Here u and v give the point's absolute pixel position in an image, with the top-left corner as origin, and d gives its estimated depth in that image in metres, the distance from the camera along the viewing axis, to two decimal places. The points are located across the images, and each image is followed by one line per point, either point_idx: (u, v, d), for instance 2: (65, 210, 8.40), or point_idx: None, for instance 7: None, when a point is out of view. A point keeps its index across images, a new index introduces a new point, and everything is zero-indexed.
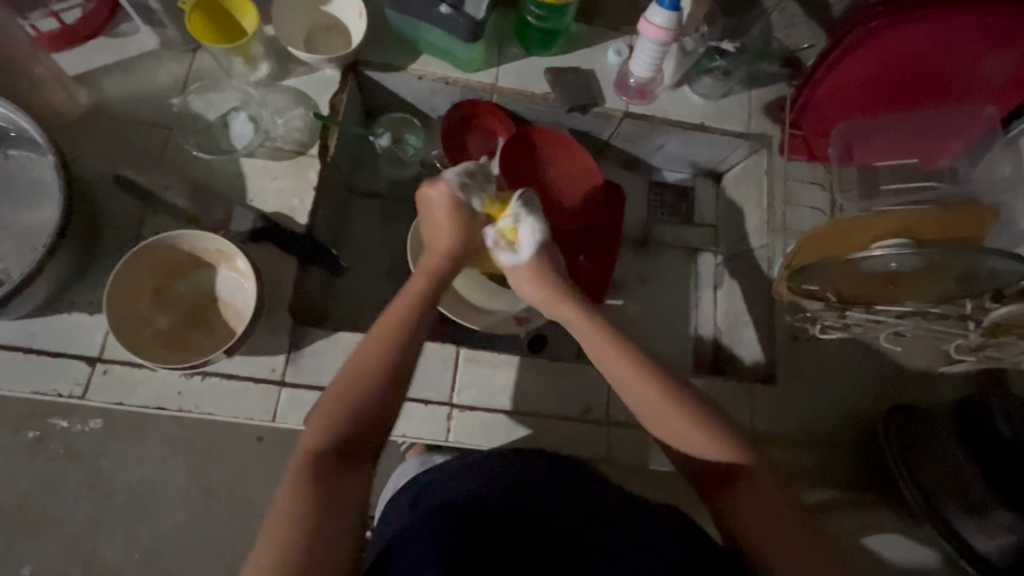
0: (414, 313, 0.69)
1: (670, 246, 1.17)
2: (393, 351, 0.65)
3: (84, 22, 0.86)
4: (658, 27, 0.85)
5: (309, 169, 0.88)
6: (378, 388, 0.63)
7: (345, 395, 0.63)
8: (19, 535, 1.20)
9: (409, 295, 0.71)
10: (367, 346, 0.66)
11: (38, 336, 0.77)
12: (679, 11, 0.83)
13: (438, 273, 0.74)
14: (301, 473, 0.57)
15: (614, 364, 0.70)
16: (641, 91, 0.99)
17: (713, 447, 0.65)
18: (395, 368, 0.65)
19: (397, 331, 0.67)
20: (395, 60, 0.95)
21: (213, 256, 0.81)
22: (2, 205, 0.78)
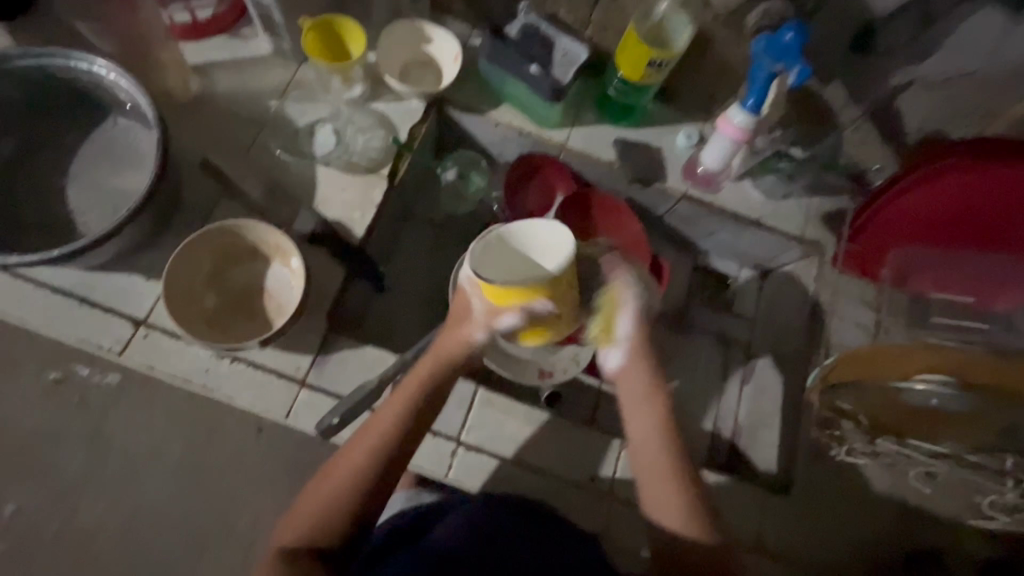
0: (393, 430, 0.72)
1: (703, 331, 1.18)
2: (368, 464, 0.71)
3: (213, 21, 0.93)
4: (735, 125, 0.89)
5: (376, 187, 0.93)
6: (336, 517, 0.69)
7: (317, 511, 0.70)
8: (13, 475, 1.23)
9: (380, 421, 0.72)
10: (341, 468, 0.71)
11: (96, 290, 0.82)
12: (758, 113, 0.87)
13: (431, 392, 0.73)
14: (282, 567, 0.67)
15: (650, 480, 0.73)
16: (706, 180, 1.02)
17: (695, 528, 0.71)
18: (374, 478, 0.71)
19: (363, 469, 0.70)
20: (478, 104, 1.01)
21: (269, 251, 0.85)
22: (93, 165, 0.85)
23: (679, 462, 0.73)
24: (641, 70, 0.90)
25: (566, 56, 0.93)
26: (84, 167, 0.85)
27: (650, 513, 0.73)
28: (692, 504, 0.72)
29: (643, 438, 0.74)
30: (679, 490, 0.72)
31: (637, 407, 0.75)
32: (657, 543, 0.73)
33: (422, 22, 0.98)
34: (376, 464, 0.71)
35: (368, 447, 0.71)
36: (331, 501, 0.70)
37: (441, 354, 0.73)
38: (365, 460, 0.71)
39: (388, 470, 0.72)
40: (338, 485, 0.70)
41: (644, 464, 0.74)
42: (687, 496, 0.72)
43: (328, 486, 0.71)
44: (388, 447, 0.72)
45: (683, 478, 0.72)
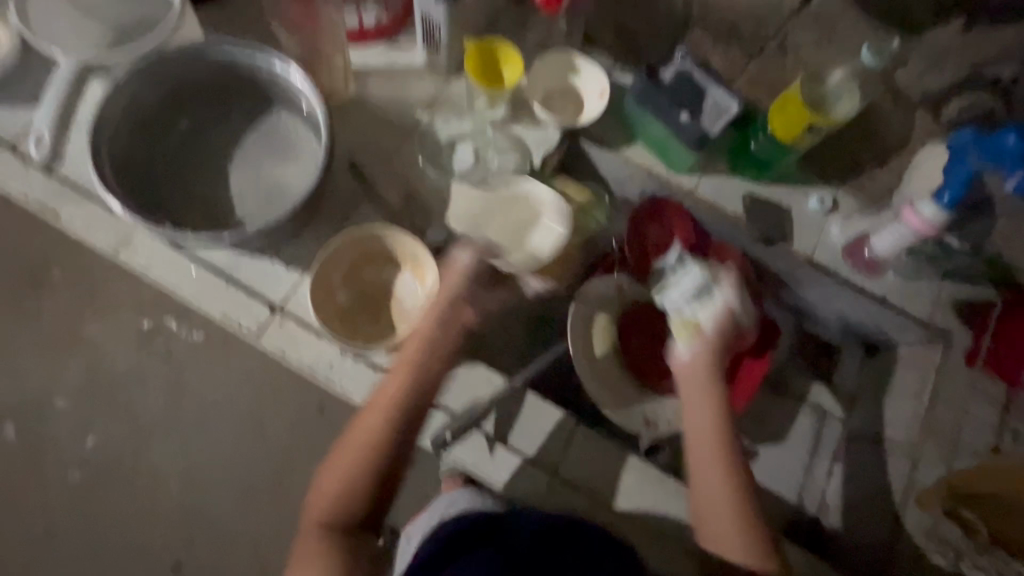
0: (402, 400, 0.72)
1: (798, 397, 1.15)
2: (384, 432, 0.71)
3: (376, 29, 0.97)
4: (922, 219, 0.85)
5: (506, 209, 0.95)
6: (358, 497, 0.70)
7: (339, 489, 0.70)
8: (99, 405, 1.31)
9: (393, 386, 0.73)
10: (356, 441, 0.71)
11: (241, 269, 0.87)
12: (951, 212, 0.83)
13: (434, 361, 0.74)
14: (319, 552, 0.68)
15: (706, 486, 0.74)
16: (871, 266, 0.99)
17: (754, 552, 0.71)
18: (388, 445, 0.71)
19: (374, 448, 0.70)
20: (613, 140, 1.02)
21: (402, 259, 0.88)
22: (252, 150, 0.90)
23: (736, 471, 0.74)
24: (796, 132, 0.87)
25: (717, 106, 0.92)
26: (243, 150, 0.90)
27: (710, 543, 0.73)
28: (745, 514, 0.72)
29: (700, 439, 0.76)
30: (734, 503, 0.72)
31: (702, 407, 0.77)
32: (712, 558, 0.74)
33: (574, 53, 0.99)
34: (388, 438, 0.71)
35: (376, 429, 0.71)
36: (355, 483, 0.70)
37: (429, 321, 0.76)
38: (380, 429, 0.71)
39: (404, 438, 0.72)
40: (357, 459, 0.70)
41: (703, 490, 0.74)
42: (745, 510, 0.72)
43: (341, 470, 0.71)
44: (401, 417, 0.72)
45: (739, 486, 0.73)
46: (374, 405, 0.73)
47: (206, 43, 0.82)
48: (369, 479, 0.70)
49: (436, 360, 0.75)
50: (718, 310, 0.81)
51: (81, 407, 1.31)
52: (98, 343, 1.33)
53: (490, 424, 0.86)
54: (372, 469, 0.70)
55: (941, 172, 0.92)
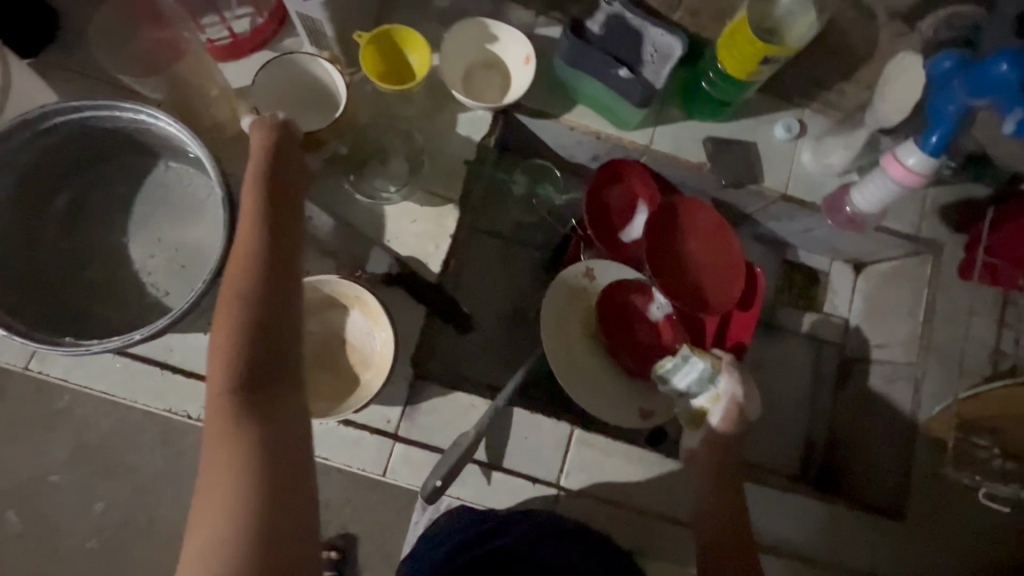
0: (235, 359, 0.54)
1: (792, 331, 1.12)
2: (238, 408, 0.54)
3: (253, 35, 0.82)
4: (906, 167, 0.76)
5: (449, 216, 0.86)
6: (240, 418, 0.54)
7: (206, 543, 0.50)
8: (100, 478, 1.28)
9: (220, 352, 0.55)
10: (216, 444, 0.53)
11: (174, 352, 0.78)
12: (940, 157, 0.74)
13: (240, 300, 0.56)
14: (215, 496, 0.52)
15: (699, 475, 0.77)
16: (853, 221, 0.92)
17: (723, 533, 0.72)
18: (255, 419, 0.54)
19: (237, 429, 0.53)
20: (551, 108, 0.90)
21: (349, 302, 0.80)
22: (151, 214, 0.79)
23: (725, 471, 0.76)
24: (750, 67, 0.78)
25: (659, 51, 0.81)
26: (141, 216, 0.79)
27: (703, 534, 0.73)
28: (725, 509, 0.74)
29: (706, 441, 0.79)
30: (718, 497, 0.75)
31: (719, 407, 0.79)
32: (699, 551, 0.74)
33: (486, 18, 0.85)
34: (241, 416, 0.54)
35: (230, 335, 0.55)
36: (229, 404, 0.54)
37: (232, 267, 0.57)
38: (233, 408, 0.54)
39: (267, 399, 0.55)
40: (232, 466, 0.52)
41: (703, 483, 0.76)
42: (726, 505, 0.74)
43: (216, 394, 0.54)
44: (246, 380, 0.54)
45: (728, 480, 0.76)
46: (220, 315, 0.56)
47: (40, 111, 0.66)
48: (247, 391, 0.54)
49: (284, 220, 0.61)
50: (734, 387, 0.78)
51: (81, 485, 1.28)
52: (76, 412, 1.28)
53: (482, 451, 0.81)
54: (252, 383, 0.55)
55: (918, 87, 0.78)
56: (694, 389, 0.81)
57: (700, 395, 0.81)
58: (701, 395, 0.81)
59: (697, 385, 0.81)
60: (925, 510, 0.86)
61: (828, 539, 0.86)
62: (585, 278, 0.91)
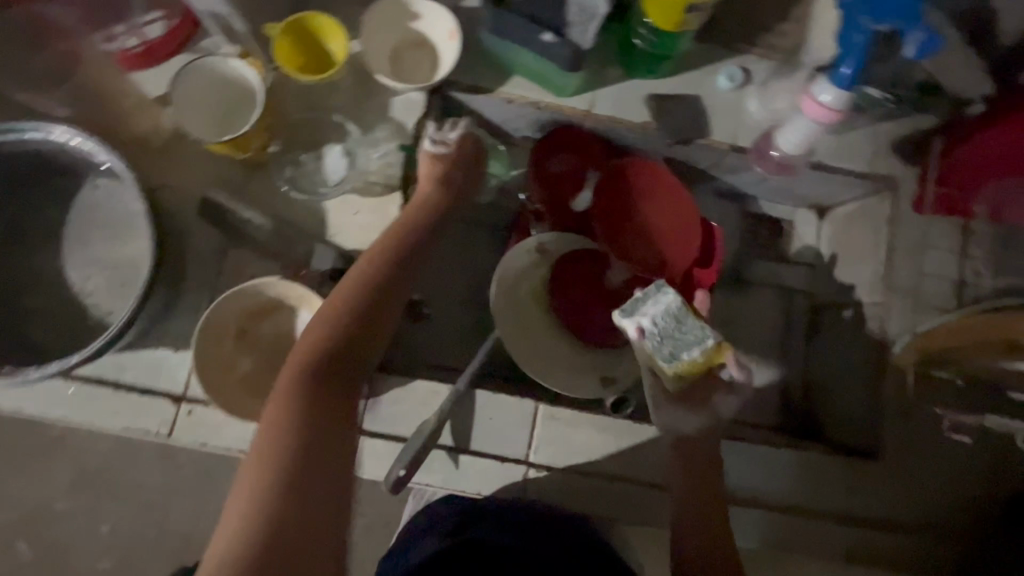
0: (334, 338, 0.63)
1: (761, 284, 1.10)
2: (310, 378, 0.60)
3: (166, 39, 0.79)
4: (823, 104, 0.75)
5: (390, 205, 0.84)
6: (309, 399, 0.59)
7: (257, 467, 0.54)
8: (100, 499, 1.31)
9: (322, 330, 0.63)
10: (280, 404, 0.58)
11: (127, 370, 0.77)
12: (851, 91, 0.73)
13: (351, 293, 0.65)
14: (258, 461, 0.55)
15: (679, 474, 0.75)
16: (781, 166, 0.90)
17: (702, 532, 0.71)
18: (317, 390, 0.60)
19: (308, 398, 0.59)
20: (485, 82, 0.88)
21: (295, 301, 0.77)
22: (84, 234, 0.77)
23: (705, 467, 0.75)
24: (676, 16, 0.75)
25: (584, 10, 0.78)
26: (74, 237, 0.77)
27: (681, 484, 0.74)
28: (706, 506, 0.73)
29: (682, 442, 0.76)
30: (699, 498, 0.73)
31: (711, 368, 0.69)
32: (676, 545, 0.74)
33: None
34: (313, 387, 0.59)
35: (319, 338, 0.62)
36: (301, 405, 0.59)
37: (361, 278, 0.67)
38: (307, 378, 0.60)
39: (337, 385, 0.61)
40: (287, 420, 0.57)
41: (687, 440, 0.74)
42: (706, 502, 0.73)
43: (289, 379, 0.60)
44: (328, 358, 0.61)
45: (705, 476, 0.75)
46: (319, 317, 0.64)
47: None
48: (316, 393, 0.59)
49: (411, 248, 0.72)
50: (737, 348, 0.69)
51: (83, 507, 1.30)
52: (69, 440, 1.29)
53: (448, 435, 0.81)
54: (325, 380, 0.61)
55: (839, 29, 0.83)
56: (684, 348, 0.66)
57: (691, 354, 0.66)
58: (693, 352, 0.66)
59: (687, 344, 0.66)
60: (898, 447, 0.87)
61: (804, 488, 0.86)
62: (537, 253, 0.89)
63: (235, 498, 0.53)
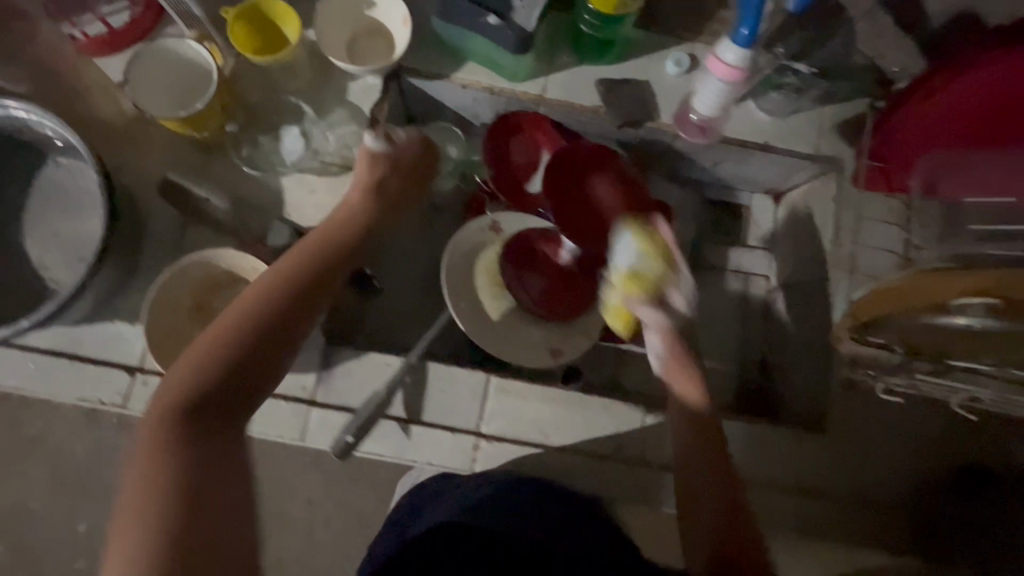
0: (246, 324, 0.56)
1: (720, 268, 1.13)
2: (213, 370, 0.53)
3: (129, 26, 0.83)
4: (728, 64, 0.78)
5: (346, 183, 0.86)
6: (211, 395, 0.53)
7: (149, 464, 0.48)
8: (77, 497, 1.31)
9: (234, 318, 0.56)
10: (175, 396, 0.52)
11: (84, 343, 0.79)
12: (753, 48, 0.77)
13: (270, 283, 0.60)
14: (148, 461, 0.49)
15: (690, 467, 0.66)
16: (702, 128, 0.91)
17: (717, 521, 0.63)
18: (226, 374, 0.54)
19: (216, 382, 0.53)
20: (439, 68, 0.91)
21: (248, 275, 0.80)
22: (46, 212, 0.80)
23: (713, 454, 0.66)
24: None
25: None
26: (37, 215, 0.80)
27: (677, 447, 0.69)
28: (722, 490, 0.64)
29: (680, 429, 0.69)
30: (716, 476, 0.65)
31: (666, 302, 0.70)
32: (688, 533, 0.65)
33: None
34: (220, 374, 0.53)
35: (223, 332, 0.55)
36: (203, 389, 0.53)
37: (283, 262, 0.62)
38: (211, 369, 0.53)
39: (245, 369, 0.54)
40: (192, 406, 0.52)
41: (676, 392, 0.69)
42: (722, 489, 0.64)
43: (172, 386, 0.52)
44: (248, 347, 0.55)
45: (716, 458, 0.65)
46: (232, 307, 0.57)
47: None
48: (220, 381, 0.54)
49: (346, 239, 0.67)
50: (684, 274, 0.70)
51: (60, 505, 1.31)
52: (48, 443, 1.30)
53: (400, 408, 0.83)
54: (243, 371, 0.55)
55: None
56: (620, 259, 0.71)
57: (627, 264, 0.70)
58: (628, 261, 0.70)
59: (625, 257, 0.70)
60: (841, 418, 0.88)
61: (754, 461, 0.88)
62: (491, 232, 0.92)
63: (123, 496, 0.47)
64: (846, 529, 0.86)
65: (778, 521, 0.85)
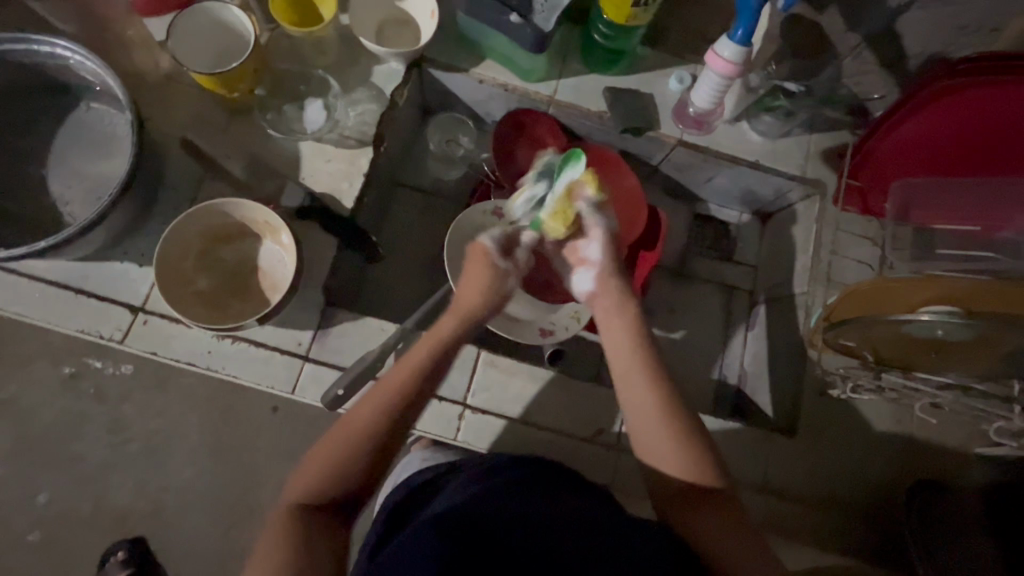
0: (377, 423, 0.68)
1: (707, 281, 1.18)
2: (347, 458, 0.66)
3: None
4: (725, 60, 0.85)
5: (361, 156, 0.91)
6: (337, 481, 0.66)
7: (281, 530, 0.62)
8: (40, 464, 1.26)
9: (367, 410, 0.68)
10: (313, 477, 0.66)
11: (89, 279, 0.81)
12: (748, 46, 0.84)
13: (403, 385, 0.70)
14: (282, 533, 0.62)
15: (636, 418, 0.71)
16: (698, 122, 1.00)
17: (677, 468, 0.69)
18: (352, 469, 0.66)
19: (337, 466, 0.66)
20: (460, 61, 0.98)
21: (260, 228, 0.83)
22: (71, 151, 0.83)
23: (668, 406, 0.70)
24: (626, 11, 0.87)
25: (548, 1, 0.87)
26: (62, 154, 0.83)
27: (639, 445, 0.71)
28: (676, 437, 0.69)
29: (629, 400, 0.72)
30: (672, 432, 0.69)
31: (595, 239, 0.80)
32: (656, 484, 0.71)
33: None
34: (352, 464, 0.66)
35: (328, 461, 0.66)
36: (333, 475, 0.66)
37: (412, 359, 0.71)
38: (345, 458, 0.66)
39: (368, 462, 0.67)
40: (325, 481, 0.65)
41: (629, 395, 0.72)
42: (674, 431, 0.69)
43: (312, 475, 0.66)
44: (373, 441, 0.67)
45: (672, 418, 0.70)
46: (345, 422, 0.68)
47: None
48: (347, 471, 0.66)
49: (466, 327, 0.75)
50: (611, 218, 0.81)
51: (19, 471, 1.25)
52: (21, 401, 1.27)
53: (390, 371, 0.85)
54: (364, 463, 0.67)
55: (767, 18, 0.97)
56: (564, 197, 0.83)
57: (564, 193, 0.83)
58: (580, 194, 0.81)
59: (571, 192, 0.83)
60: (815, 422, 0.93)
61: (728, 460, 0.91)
62: (493, 216, 0.95)
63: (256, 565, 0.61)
64: (803, 528, 0.89)
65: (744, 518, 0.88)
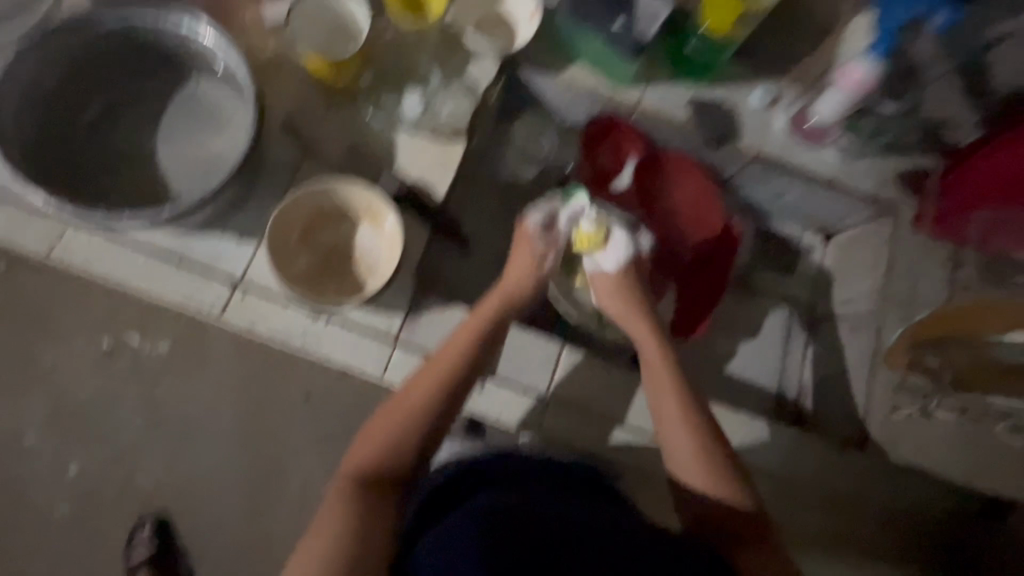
0: (442, 384, 0.74)
1: (768, 294, 1.20)
2: (414, 414, 0.72)
3: None
4: (863, 76, 0.87)
5: (455, 151, 0.92)
6: (402, 439, 0.71)
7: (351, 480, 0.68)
8: None
9: (432, 372, 0.75)
10: (383, 432, 0.71)
11: (194, 251, 0.84)
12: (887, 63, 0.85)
13: (467, 352, 0.77)
14: (350, 486, 0.68)
15: (675, 448, 0.75)
16: (815, 135, 1.00)
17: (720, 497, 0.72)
18: (419, 429, 0.72)
19: (408, 420, 0.72)
20: (553, 63, 0.99)
21: (361, 212, 0.85)
22: (185, 126, 0.87)
23: (705, 439, 0.74)
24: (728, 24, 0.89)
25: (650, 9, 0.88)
26: (175, 127, 0.87)
27: (672, 469, 0.76)
28: (714, 461, 0.73)
29: (665, 431, 0.77)
30: (707, 464, 0.73)
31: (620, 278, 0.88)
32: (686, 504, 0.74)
33: None
34: (418, 421, 0.72)
35: (397, 421, 0.72)
36: (399, 433, 0.71)
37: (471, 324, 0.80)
38: (411, 415, 0.72)
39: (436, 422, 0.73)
40: (393, 436, 0.71)
41: (671, 444, 0.75)
42: (715, 461, 0.73)
43: (379, 436, 0.71)
44: (437, 404, 0.73)
45: (703, 442, 0.74)
46: (410, 385, 0.75)
47: None
48: (411, 430, 0.71)
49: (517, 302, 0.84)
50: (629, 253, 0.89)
51: None
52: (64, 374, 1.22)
53: None
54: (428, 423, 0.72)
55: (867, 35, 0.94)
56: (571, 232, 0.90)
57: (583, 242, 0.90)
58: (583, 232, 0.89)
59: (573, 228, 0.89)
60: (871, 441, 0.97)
61: (786, 463, 0.96)
62: None
63: (323, 517, 0.65)
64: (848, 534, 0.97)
65: (796, 523, 0.96)
